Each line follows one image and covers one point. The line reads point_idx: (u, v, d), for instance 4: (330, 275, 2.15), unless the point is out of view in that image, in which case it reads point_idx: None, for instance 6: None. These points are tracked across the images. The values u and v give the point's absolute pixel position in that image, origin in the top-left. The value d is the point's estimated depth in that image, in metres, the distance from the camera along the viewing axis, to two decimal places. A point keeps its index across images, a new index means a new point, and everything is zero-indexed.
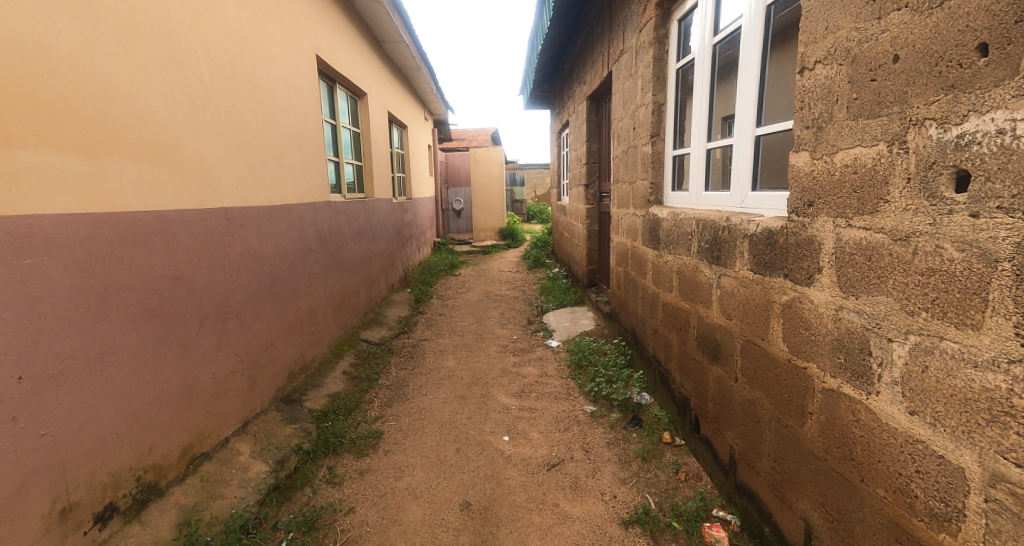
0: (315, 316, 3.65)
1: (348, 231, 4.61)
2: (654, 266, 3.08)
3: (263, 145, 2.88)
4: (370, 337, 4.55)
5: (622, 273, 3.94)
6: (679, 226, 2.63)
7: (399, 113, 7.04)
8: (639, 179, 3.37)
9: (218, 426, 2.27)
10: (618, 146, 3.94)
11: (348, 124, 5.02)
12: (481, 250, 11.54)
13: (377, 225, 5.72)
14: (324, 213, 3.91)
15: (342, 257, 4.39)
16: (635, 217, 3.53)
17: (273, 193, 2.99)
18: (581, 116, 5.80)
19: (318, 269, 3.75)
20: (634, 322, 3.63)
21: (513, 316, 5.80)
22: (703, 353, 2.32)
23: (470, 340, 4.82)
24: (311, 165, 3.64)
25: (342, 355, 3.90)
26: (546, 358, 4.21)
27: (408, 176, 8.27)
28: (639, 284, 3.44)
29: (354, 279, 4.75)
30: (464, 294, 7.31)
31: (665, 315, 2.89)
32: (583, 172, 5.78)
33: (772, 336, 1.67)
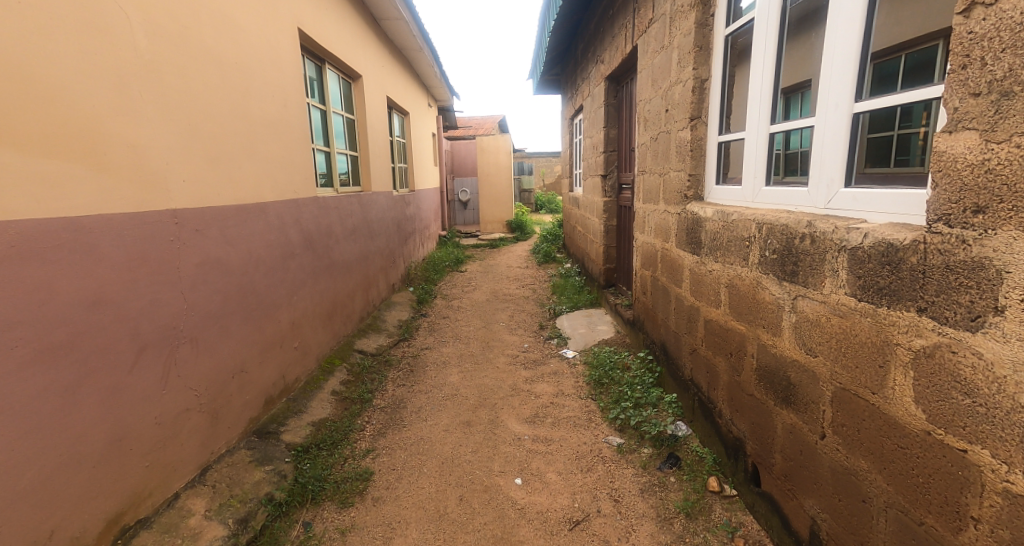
0: (302, 330, 3.22)
1: (341, 230, 4.16)
2: (693, 275, 2.61)
3: (231, 133, 2.43)
4: (367, 348, 4.12)
5: (650, 278, 3.46)
6: (730, 229, 2.16)
7: (398, 98, 6.56)
8: (673, 170, 2.89)
9: (165, 481, 1.84)
10: (645, 132, 3.45)
11: (340, 110, 4.56)
12: (489, 243, 11.06)
13: (374, 222, 5.27)
14: (310, 211, 3.47)
15: (334, 260, 3.95)
16: (666, 215, 3.06)
17: (245, 190, 2.56)
18: (598, 100, 5.30)
19: (304, 275, 3.32)
20: (665, 336, 3.16)
21: (523, 320, 5.34)
22: (767, 390, 1.85)
23: (476, 349, 4.37)
24: (293, 156, 3.19)
25: (333, 372, 3.47)
26: (561, 372, 3.77)
27: (409, 166, 7.79)
28: (672, 293, 2.98)
29: (349, 283, 4.31)
30: (470, 293, 6.87)
31: (709, 334, 2.42)
32: (600, 161, 5.30)
33: (894, 393, 1.21)
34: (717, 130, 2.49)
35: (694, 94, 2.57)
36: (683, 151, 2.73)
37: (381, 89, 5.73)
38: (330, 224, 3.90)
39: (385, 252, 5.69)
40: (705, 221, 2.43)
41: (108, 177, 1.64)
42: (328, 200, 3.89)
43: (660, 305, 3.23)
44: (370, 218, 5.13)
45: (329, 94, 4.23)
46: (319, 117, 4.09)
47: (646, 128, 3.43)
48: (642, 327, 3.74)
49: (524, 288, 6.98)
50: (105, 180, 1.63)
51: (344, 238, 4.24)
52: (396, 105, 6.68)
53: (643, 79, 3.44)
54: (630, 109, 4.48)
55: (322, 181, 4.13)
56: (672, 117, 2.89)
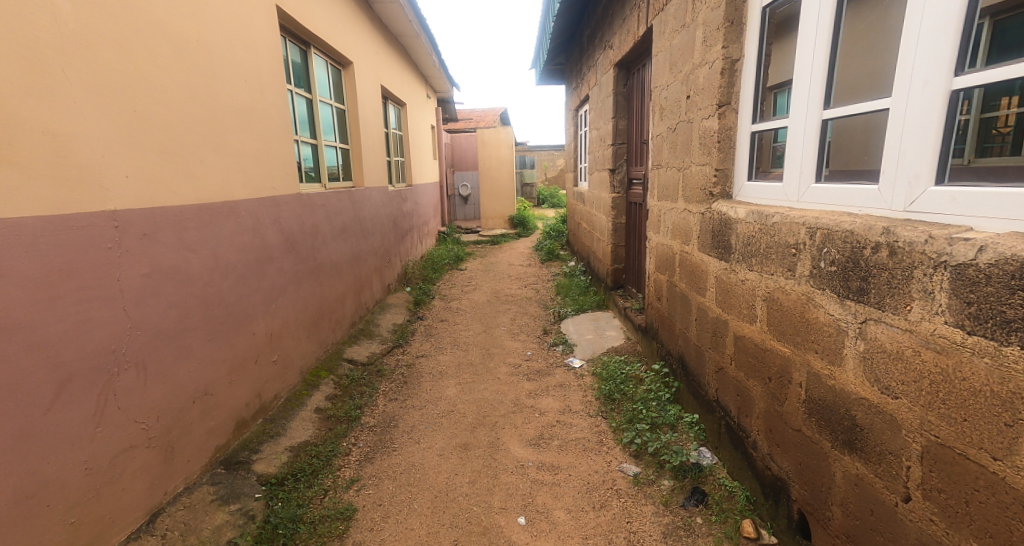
0: (282, 342, 2.92)
1: (328, 229, 3.85)
2: (721, 283, 2.30)
3: (193, 121, 2.14)
4: (357, 356, 3.82)
5: (666, 283, 3.15)
6: (770, 233, 1.84)
7: (394, 88, 6.24)
8: (695, 164, 2.58)
9: (98, 537, 1.56)
10: (662, 122, 3.13)
11: (328, 100, 4.24)
12: (489, 240, 10.74)
13: (367, 219, 4.95)
14: (292, 209, 3.15)
15: (320, 263, 3.64)
16: (686, 215, 2.75)
17: (210, 186, 2.25)
18: (606, 89, 4.98)
19: (285, 281, 3.02)
20: (684, 348, 2.84)
21: (525, 324, 5.04)
22: (820, 428, 1.54)
23: (475, 358, 4.07)
24: (271, 148, 2.88)
25: (319, 386, 3.17)
26: (568, 385, 3.47)
27: (406, 160, 7.48)
28: (693, 301, 2.66)
29: (337, 286, 4.00)
30: (471, 293, 6.57)
31: (741, 351, 2.11)
32: (608, 154, 4.99)
33: None
34: (750, 116, 2.17)
35: (723, 77, 2.25)
36: (709, 142, 2.42)
37: (374, 77, 5.42)
38: (316, 223, 3.59)
39: (378, 251, 5.39)
40: (736, 222, 2.12)
41: (21, 176, 1.39)
42: (314, 197, 3.58)
43: (678, 314, 2.92)
44: (362, 215, 4.81)
45: (314, 81, 3.92)
46: (303, 106, 3.78)
47: (663, 117, 3.11)
48: (656, 336, 3.42)
49: (527, 288, 6.68)
50: (10, 176, 1.36)
51: (332, 238, 3.92)
52: (390, 95, 6.37)
53: (660, 64, 3.12)
54: (642, 98, 4.16)
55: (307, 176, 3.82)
56: (695, 104, 2.56)
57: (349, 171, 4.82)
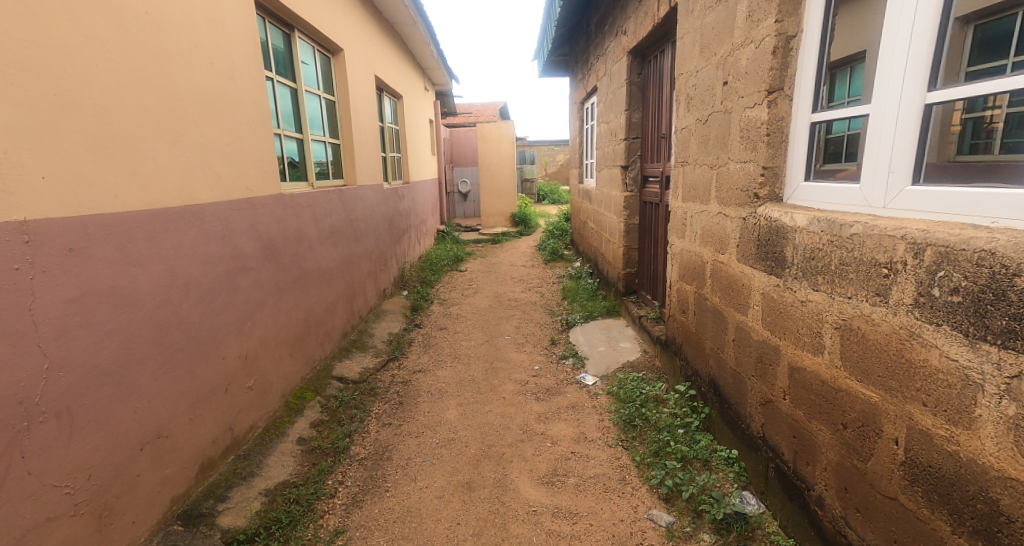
0: (260, 364, 2.56)
1: (315, 232, 3.49)
2: (770, 301, 1.96)
3: (141, 108, 1.81)
4: (348, 374, 3.47)
5: (694, 295, 2.81)
6: (846, 247, 1.49)
7: (389, 79, 5.89)
8: (735, 162, 2.24)
9: None
10: (690, 114, 2.78)
11: (314, 90, 3.89)
12: (490, 239, 10.42)
13: (360, 220, 4.60)
14: (272, 213, 2.80)
15: (306, 271, 3.29)
16: (722, 220, 2.40)
17: (166, 188, 1.91)
18: (618, 79, 4.64)
19: (264, 294, 2.66)
20: (719, 374, 2.49)
21: (531, 333, 4.70)
22: (933, 502, 1.21)
23: (478, 374, 3.74)
24: (246, 143, 2.53)
25: (303, 411, 2.82)
26: (580, 407, 3.14)
27: (402, 156, 7.12)
28: (734, 320, 2.30)
29: (326, 295, 3.65)
30: (472, 297, 6.23)
31: (798, 386, 1.76)
32: (620, 150, 4.65)
33: None
34: (812, 104, 1.81)
35: (774, 57, 1.90)
36: (754, 135, 2.06)
37: (367, 67, 5.06)
38: (300, 227, 3.23)
39: (372, 254, 5.04)
40: (795, 231, 1.77)
41: None
42: (298, 197, 3.23)
43: (711, 332, 2.57)
44: (354, 216, 4.46)
45: (299, 68, 3.56)
46: (286, 96, 3.43)
47: (691, 108, 2.76)
48: (681, 353, 3.07)
49: (531, 292, 6.34)
50: None
51: (319, 243, 3.57)
52: (385, 87, 6.01)
53: (687, 47, 2.77)
54: (662, 88, 3.81)
55: (291, 173, 3.47)
56: (735, 91, 2.21)
57: (340, 168, 4.46)
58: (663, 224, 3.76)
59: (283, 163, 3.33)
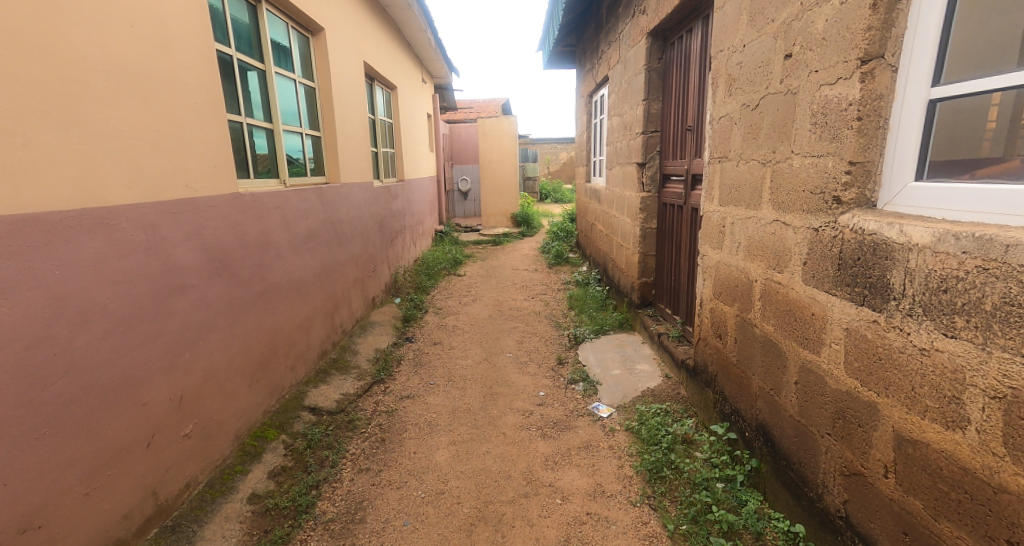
0: (206, 405, 2.08)
1: (285, 238, 3.01)
2: (860, 341, 1.46)
3: (19, 84, 1.37)
4: (323, 403, 2.99)
5: (737, 319, 2.33)
6: (1015, 280, 1.05)
7: (380, 67, 5.41)
8: (802, 157, 1.75)
9: None
10: (733, 98, 2.31)
11: (287, 74, 3.41)
12: (490, 239, 9.94)
13: (343, 223, 4.12)
14: (225, 216, 2.31)
15: (272, 283, 2.80)
16: (778, 231, 1.92)
17: (52, 185, 1.44)
18: (635, 65, 4.18)
19: (212, 316, 2.18)
20: (772, 422, 2.00)
21: (535, 350, 4.23)
22: None
23: (476, 401, 3.27)
24: (190, 129, 2.05)
25: (262, 456, 2.34)
26: (594, 449, 2.66)
27: (396, 152, 6.64)
28: (797, 355, 1.81)
29: (298, 311, 3.17)
30: (470, 306, 5.75)
31: (909, 466, 1.30)
32: (636, 145, 4.20)
33: None
34: (932, 75, 1.32)
35: (874, 13, 1.40)
36: (835, 120, 1.57)
37: (355, 52, 4.59)
38: (265, 232, 2.75)
39: (359, 260, 4.56)
40: (908, 252, 1.27)
41: None
42: (263, 197, 2.75)
43: (762, 368, 2.08)
44: (336, 219, 3.98)
45: (267, 46, 3.09)
46: (252, 79, 2.95)
47: (735, 92, 2.28)
48: (716, 387, 2.58)
49: (533, 300, 5.86)
50: None
51: (290, 250, 3.09)
52: (376, 76, 5.54)
53: (730, 18, 2.30)
54: (689, 75, 3.36)
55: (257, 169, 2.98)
56: (805, 65, 1.72)
57: (320, 165, 3.99)
58: (690, 230, 3.29)
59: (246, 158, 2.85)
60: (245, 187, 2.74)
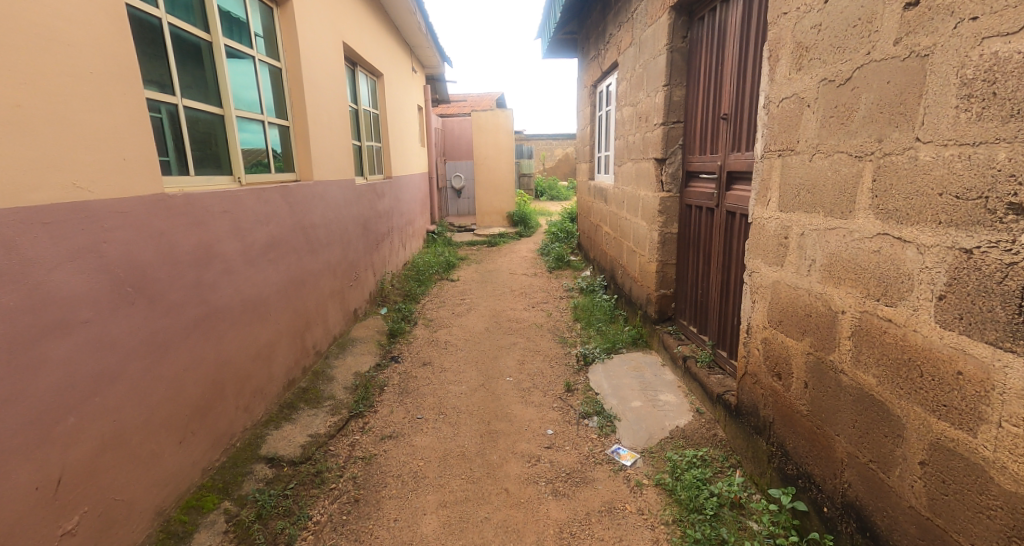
0: (104, 483, 1.55)
1: (236, 248, 2.47)
2: None
3: None
4: (284, 451, 2.46)
5: (808, 358, 1.81)
6: None
7: (360, 51, 4.89)
8: (930, 148, 1.25)
9: None
10: (806, 72, 1.79)
11: (243, 49, 2.88)
12: (485, 240, 9.39)
13: (315, 227, 3.58)
14: (140, 224, 1.77)
15: (217, 306, 2.26)
16: (885, 248, 1.40)
17: None
18: (655, 47, 3.68)
19: (121, 359, 1.65)
20: (875, 507, 1.47)
21: (539, 373, 3.72)
22: None
23: (471, 442, 2.76)
24: (76, 108, 1.55)
25: (192, 538, 1.82)
26: (618, 514, 2.15)
27: (384, 147, 6.10)
28: (924, 426, 1.28)
29: (257, 336, 2.63)
30: (464, 317, 5.22)
31: None
32: (655, 138, 3.70)
33: None
34: None
35: None
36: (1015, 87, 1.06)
37: (331, 31, 4.06)
38: (207, 242, 2.21)
39: (337, 268, 4.01)
40: None
41: None
42: (206, 199, 2.21)
43: (855, 431, 1.55)
44: (307, 223, 3.43)
45: (212, 13, 2.55)
46: (190, 51, 2.41)
47: (809, 64, 1.77)
48: (774, 436, 2.06)
49: (534, 311, 5.33)
50: None
51: (245, 264, 2.54)
52: (357, 61, 5.02)
53: None
54: (725, 53, 2.87)
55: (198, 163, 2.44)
56: (944, 12, 1.20)
57: (289, 160, 3.44)
58: (732, 238, 2.80)
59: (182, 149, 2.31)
60: (177, 186, 2.20)
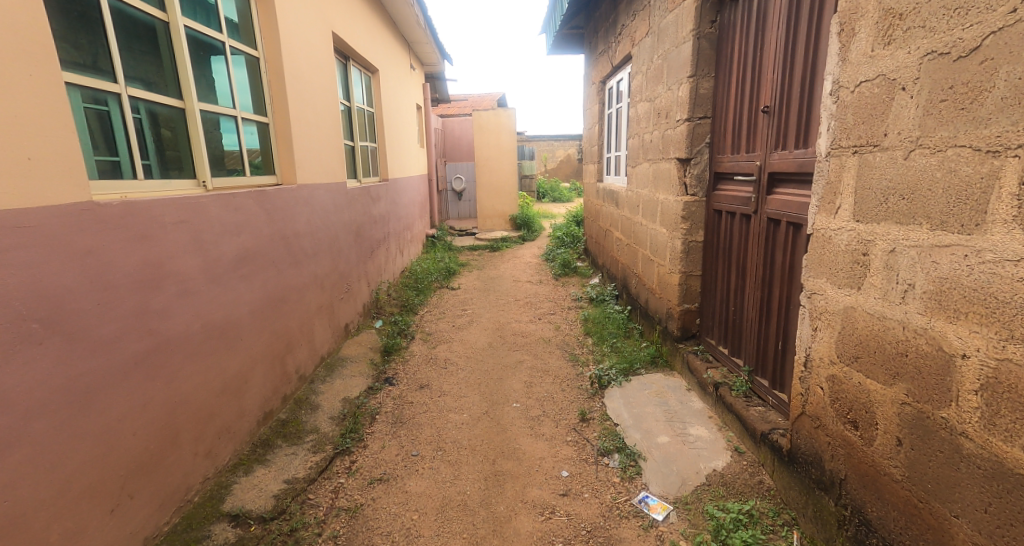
0: None
1: (198, 265, 2.09)
2: None
3: None
4: (253, 504, 2.10)
5: (902, 409, 1.42)
6: None
7: (352, 44, 4.51)
8: None
9: None
10: (897, 46, 1.42)
11: (210, 34, 2.50)
12: (486, 245, 9.01)
13: (299, 236, 3.20)
14: (53, 241, 1.41)
15: (172, 336, 1.89)
16: None
17: None
18: (677, 34, 3.31)
19: (15, 421, 1.29)
20: None
21: (549, 397, 3.34)
22: None
23: (474, 488, 2.38)
24: None
25: None
26: None
27: (380, 148, 5.73)
28: None
29: (224, 366, 2.25)
30: (465, 330, 4.85)
31: None
32: (678, 135, 3.33)
33: None
34: None
35: None
36: None
37: (319, 18, 3.68)
38: (159, 259, 1.84)
39: (325, 281, 3.64)
40: None
41: None
42: (157, 208, 1.85)
43: (988, 517, 1.20)
44: (289, 232, 3.06)
45: None
46: (140, 32, 2.05)
47: (905, 35, 1.40)
48: (847, 498, 1.67)
49: (541, 322, 4.96)
50: None
51: (209, 283, 2.17)
52: (349, 54, 4.66)
53: None
54: (766, 37, 2.50)
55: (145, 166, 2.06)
56: None
57: (268, 161, 3.07)
58: (780, 250, 2.42)
59: (121, 149, 1.93)
60: (109, 193, 1.81)
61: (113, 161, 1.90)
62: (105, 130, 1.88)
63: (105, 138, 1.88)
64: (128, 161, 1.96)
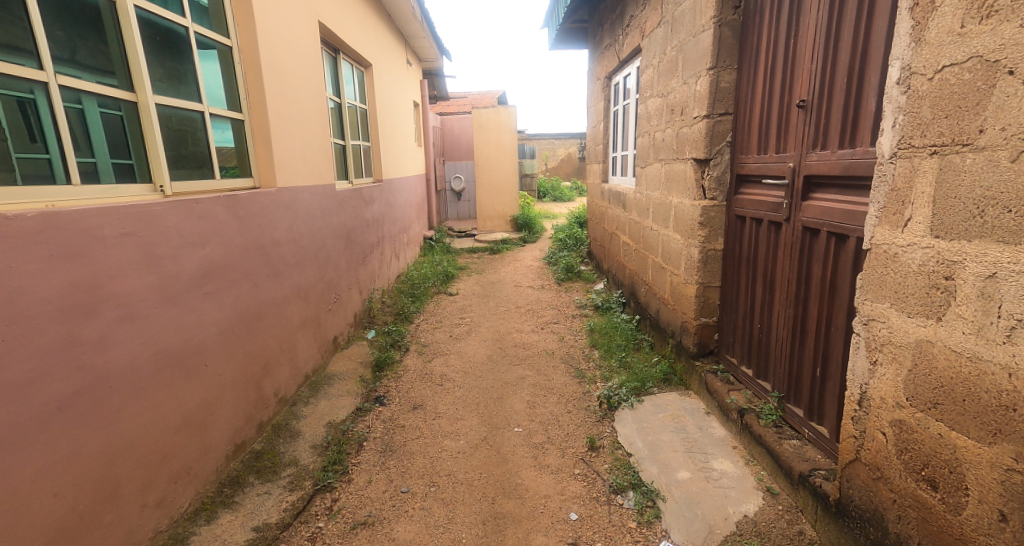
0: None
1: (150, 283, 1.81)
2: None
3: None
4: None
5: (1011, 477, 1.16)
6: None
7: (341, 35, 4.21)
8: None
9: None
10: (1002, 19, 1.14)
11: (169, 18, 2.22)
12: (486, 247, 8.72)
13: (279, 245, 2.91)
14: None
15: (110, 371, 1.60)
16: None
17: None
18: (694, 22, 3.02)
19: None
20: None
21: (553, 421, 3.06)
22: None
23: (471, 535, 2.11)
24: None
25: None
26: None
27: (373, 147, 5.43)
28: None
29: (183, 399, 1.97)
30: (464, 340, 4.56)
31: None
32: (695, 133, 3.03)
33: None
34: None
35: None
36: None
37: (303, 5, 3.38)
38: (96, 279, 1.55)
39: (310, 293, 3.35)
40: None
41: None
42: (93, 220, 1.56)
43: None
44: (267, 240, 2.77)
45: None
46: (78, 11, 1.77)
47: (1015, 3, 1.11)
48: None
49: (544, 332, 4.67)
50: None
51: (165, 304, 1.88)
52: (339, 46, 4.36)
53: None
54: (802, 22, 2.21)
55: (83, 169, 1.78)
56: None
57: (243, 161, 2.78)
58: (819, 263, 2.12)
59: (48, 147, 1.67)
60: (27, 202, 1.54)
61: (37, 160, 1.64)
62: (27, 124, 1.62)
63: (27, 133, 1.61)
64: (58, 160, 1.69)
